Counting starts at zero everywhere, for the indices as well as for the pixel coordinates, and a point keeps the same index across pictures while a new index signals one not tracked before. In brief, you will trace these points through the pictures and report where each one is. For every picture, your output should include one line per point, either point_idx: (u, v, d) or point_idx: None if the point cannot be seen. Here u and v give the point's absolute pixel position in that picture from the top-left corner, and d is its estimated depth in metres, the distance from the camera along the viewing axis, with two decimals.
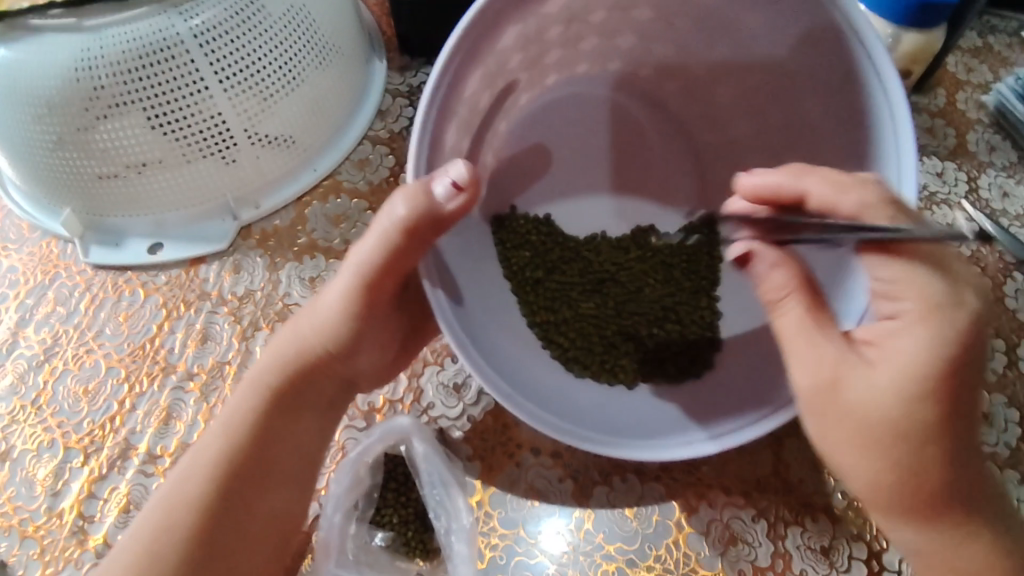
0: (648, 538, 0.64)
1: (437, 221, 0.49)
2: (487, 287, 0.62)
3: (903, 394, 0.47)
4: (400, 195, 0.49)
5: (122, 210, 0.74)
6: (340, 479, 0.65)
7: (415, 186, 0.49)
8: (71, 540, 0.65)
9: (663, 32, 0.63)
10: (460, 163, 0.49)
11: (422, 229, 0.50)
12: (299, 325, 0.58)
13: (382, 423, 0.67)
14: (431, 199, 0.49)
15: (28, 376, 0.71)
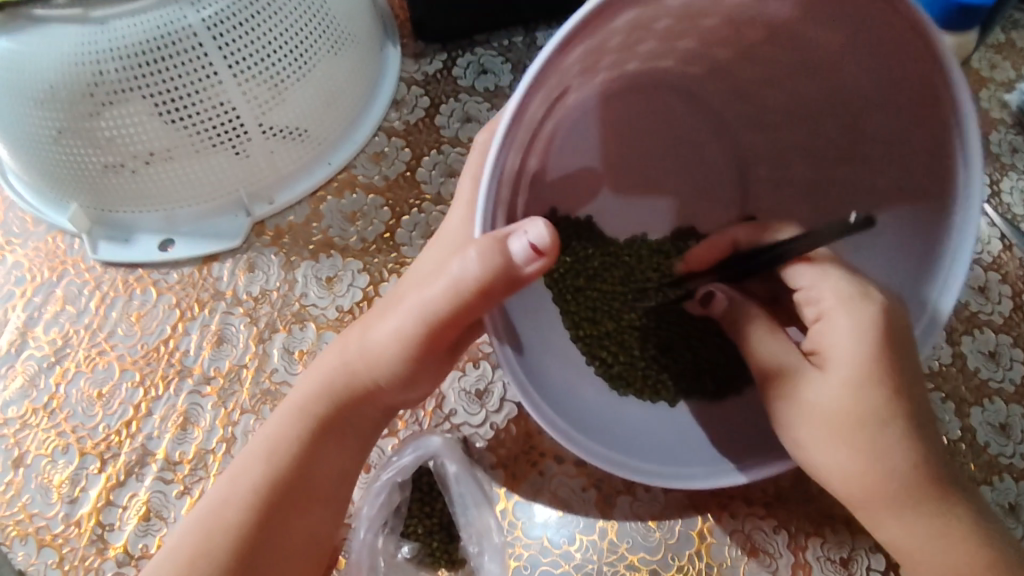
0: (671, 548, 0.65)
1: (513, 282, 0.49)
2: (535, 307, 0.62)
3: None
4: (476, 251, 0.48)
5: (129, 205, 0.71)
6: (371, 501, 0.65)
7: (493, 244, 0.47)
8: (91, 550, 0.64)
9: (711, 53, 0.61)
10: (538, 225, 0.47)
11: (496, 286, 0.49)
12: (348, 355, 0.60)
13: (413, 440, 0.67)
14: (510, 259, 0.47)
15: (39, 379, 0.70)
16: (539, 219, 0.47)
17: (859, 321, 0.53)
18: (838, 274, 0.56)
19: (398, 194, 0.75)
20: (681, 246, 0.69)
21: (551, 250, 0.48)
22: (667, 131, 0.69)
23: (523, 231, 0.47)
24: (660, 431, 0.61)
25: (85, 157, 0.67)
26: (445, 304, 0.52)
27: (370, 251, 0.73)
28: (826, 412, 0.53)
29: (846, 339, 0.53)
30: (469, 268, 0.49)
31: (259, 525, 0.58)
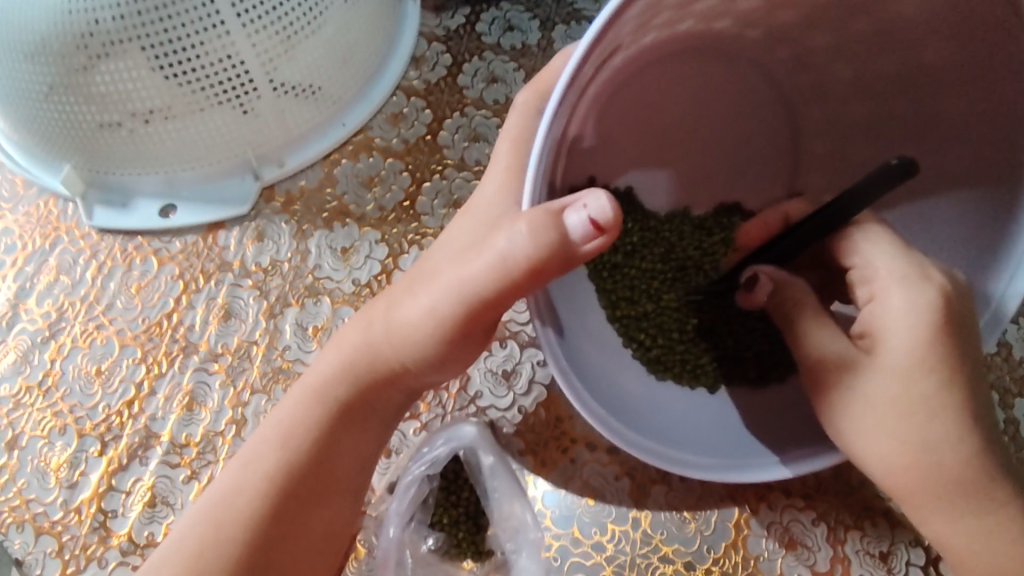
0: (707, 540, 0.62)
1: (569, 260, 0.44)
2: (575, 286, 0.59)
3: None
4: (528, 224, 0.44)
5: (128, 168, 0.65)
6: (400, 494, 0.61)
7: (549, 217, 0.43)
8: (93, 538, 0.59)
9: (766, 15, 0.56)
10: (601, 195, 0.43)
11: (550, 263, 0.44)
12: (373, 333, 0.54)
13: (444, 429, 0.63)
14: (566, 234, 0.43)
15: (33, 355, 0.65)
16: (601, 191, 0.43)
17: (913, 302, 0.49)
18: (892, 246, 0.52)
19: (419, 158, 0.70)
20: (724, 223, 0.65)
21: (614, 227, 0.43)
22: (700, 97, 0.63)
23: (582, 203, 0.43)
24: (704, 424, 0.57)
25: (80, 117, 0.61)
26: (495, 280, 0.47)
27: (388, 221, 0.68)
28: (876, 403, 0.49)
29: (899, 319, 0.49)
30: (518, 243, 0.45)
31: (270, 519, 0.51)
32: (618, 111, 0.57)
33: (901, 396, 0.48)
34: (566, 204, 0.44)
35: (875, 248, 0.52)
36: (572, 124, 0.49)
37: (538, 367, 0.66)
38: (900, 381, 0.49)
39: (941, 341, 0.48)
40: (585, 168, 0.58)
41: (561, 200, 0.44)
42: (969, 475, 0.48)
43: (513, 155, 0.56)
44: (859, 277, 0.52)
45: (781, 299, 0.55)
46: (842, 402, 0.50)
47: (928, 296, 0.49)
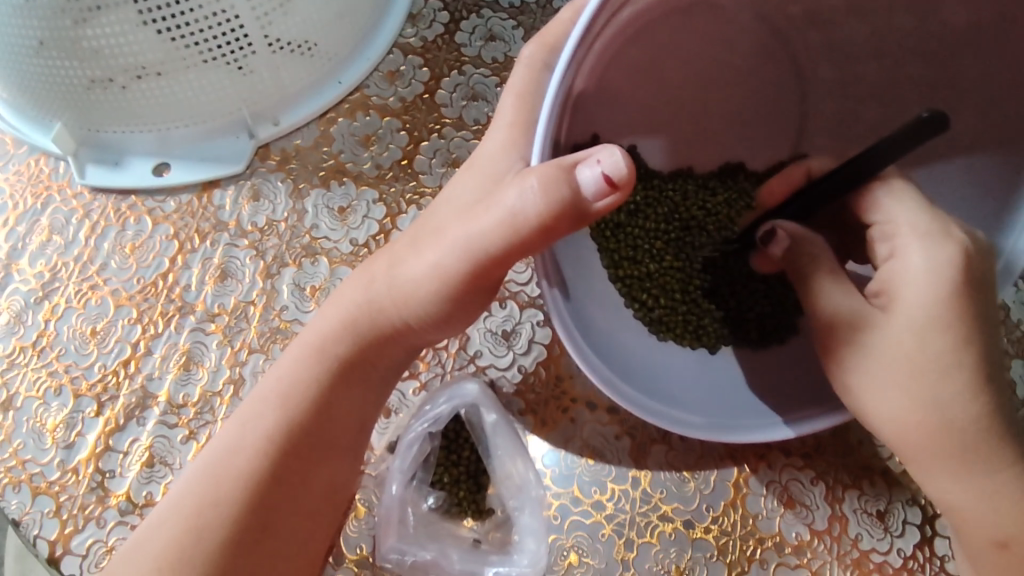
0: (707, 499, 0.62)
1: (581, 218, 0.44)
2: (579, 244, 0.58)
3: None
4: (540, 179, 0.43)
5: (119, 124, 0.64)
6: (402, 453, 0.61)
7: (562, 172, 0.43)
8: (90, 498, 0.59)
9: None
10: (613, 149, 0.43)
11: (561, 220, 0.44)
12: (375, 291, 0.53)
13: (446, 387, 0.63)
14: (579, 189, 0.43)
15: (26, 316, 0.64)
16: (614, 147, 0.43)
17: (933, 258, 0.48)
18: (918, 203, 0.51)
19: (416, 117, 0.69)
20: (728, 182, 0.65)
21: (627, 184, 0.43)
22: (720, 62, 0.62)
23: (596, 158, 0.43)
24: (704, 381, 0.58)
25: (70, 72, 0.59)
26: (504, 239, 0.46)
27: (386, 179, 0.67)
28: (879, 366, 0.49)
29: (918, 274, 0.49)
30: (528, 200, 0.44)
31: (269, 480, 0.50)
32: (628, 69, 0.56)
33: (913, 354, 0.48)
34: (578, 160, 0.43)
35: (901, 206, 0.51)
36: (579, 77, 0.49)
37: (537, 327, 0.65)
38: (916, 337, 0.48)
39: (957, 298, 0.48)
40: (590, 125, 0.57)
41: (574, 155, 0.44)
42: (971, 432, 0.48)
43: (518, 111, 0.55)
44: (881, 232, 0.52)
45: (796, 256, 0.55)
46: (853, 358, 0.50)
47: (951, 253, 0.48)
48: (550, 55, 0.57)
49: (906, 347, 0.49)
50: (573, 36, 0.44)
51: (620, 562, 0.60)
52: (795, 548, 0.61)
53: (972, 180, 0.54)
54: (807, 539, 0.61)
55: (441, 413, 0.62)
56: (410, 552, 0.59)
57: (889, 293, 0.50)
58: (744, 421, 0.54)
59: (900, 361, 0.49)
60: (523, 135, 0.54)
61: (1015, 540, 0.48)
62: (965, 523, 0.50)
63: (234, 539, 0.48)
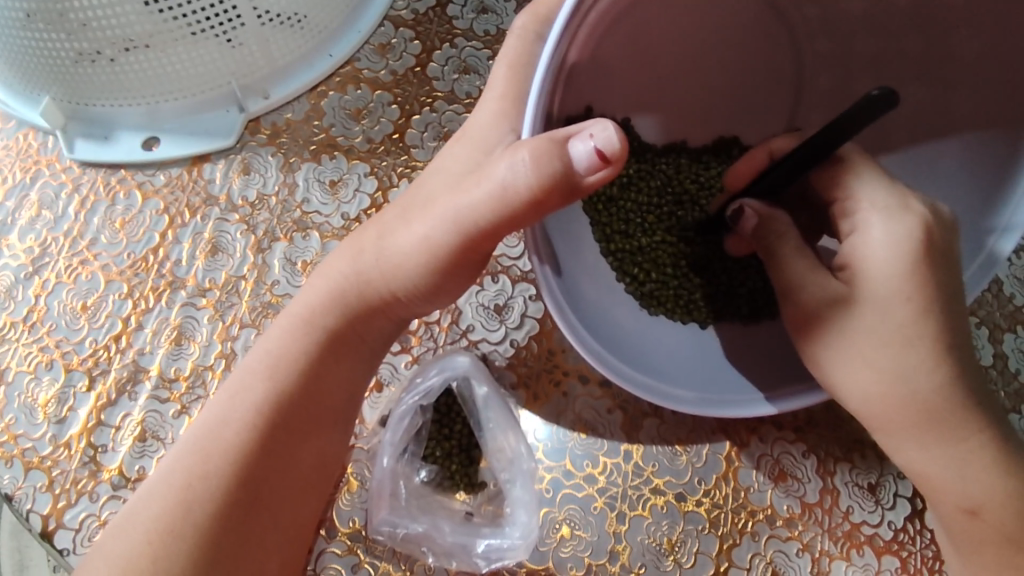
0: (698, 472, 0.62)
1: (572, 192, 0.44)
2: (570, 219, 0.58)
3: None
4: (531, 152, 0.43)
5: (107, 97, 0.63)
6: (394, 426, 0.61)
7: (554, 146, 0.42)
8: (83, 472, 0.58)
9: None
10: (607, 124, 0.42)
11: (553, 193, 0.44)
12: (364, 262, 0.53)
13: (437, 360, 0.63)
14: (571, 163, 0.42)
15: (16, 291, 0.64)
16: (608, 121, 0.42)
17: (893, 231, 0.49)
18: (876, 175, 0.51)
19: (407, 90, 0.69)
20: (722, 156, 0.64)
21: (619, 159, 0.43)
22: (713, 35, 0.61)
23: (588, 132, 0.42)
24: (692, 355, 0.58)
25: (57, 44, 0.59)
26: (493, 211, 0.46)
27: (377, 153, 0.67)
28: (862, 337, 0.49)
29: (880, 249, 0.49)
30: (520, 172, 0.44)
31: (260, 452, 0.50)
32: (623, 44, 0.56)
33: (894, 328, 0.48)
34: (570, 134, 0.43)
35: (858, 181, 0.51)
36: (572, 50, 0.48)
37: (530, 301, 0.65)
38: (905, 309, 0.48)
39: (931, 272, 0.48)
40: (582, 97, 0.57)
41: (566, 129, 0.43)
42: (957, 405, 0.48)
43: (509, 82, 0.55)
44: (844, 206, 0.52)
45: (765, 233, 0.54)
46: (828, 335, 0.50)
47: (911, 226, 0.48)
48: (541, 26, 0.56)
49: (882, 323, 0.48)
50: (565, 10, 0.44)
51: (612, 535, 0.60)
52: (786, 521, 0.61)
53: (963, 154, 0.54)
54: (798, 511, 0.61)
55: (434, 387, 0.62)
56: (401, 524, 0.59)
57: (855, 267, 0.50)
58: (730, 396, 0.54)
59: (875, 336, 0.48)
60: (514, 106, 0.53)
61: (985, 508, 0.49)
62: (946, 497, 0.51)
63: (225, 511, 0.48)
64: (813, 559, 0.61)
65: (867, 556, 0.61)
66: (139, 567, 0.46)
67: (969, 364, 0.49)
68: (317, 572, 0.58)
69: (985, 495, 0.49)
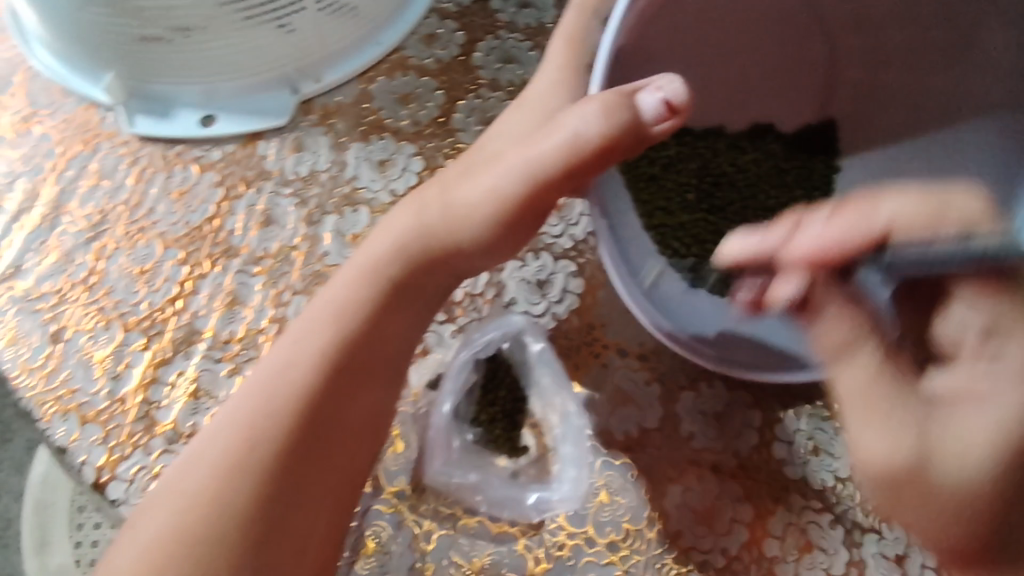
0: (734, 444, 0.62)
1: (640, 140, 0.49)
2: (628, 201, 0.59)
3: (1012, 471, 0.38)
4: (603, 105, 0.47)
5: (169, 76, 0.66)
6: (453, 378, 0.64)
7: (622, 99, 0.48)
8: (138, 427, 0.60)
9: None
10: (671, 81, 0.49)
11: (622, 142, 0.48)
12: (428, 215, 0.56)
13: (494, 318, 0.66)
14: (639, 113, 0.48)
15: (76, 255, 0.65)
16: (670, 77, 0.49)
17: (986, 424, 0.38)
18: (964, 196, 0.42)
19: (453, 77, 0.72)
20: (756, 142, 0.67)
21: (681, 110, 0.49)
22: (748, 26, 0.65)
23: (656, 87, 0.48)
24: (734, 327, 0.57)
25: (122, 27, 0.61)
26: (563, 163, 0.50)
27: (424, 135, 0.70)
28: (916, 519, 0.41)
29: (964, 434, 0.39)
30: (589, 123, 0.48)
31: (325, 393, 0.52)
32: (668, 28, 0.59)
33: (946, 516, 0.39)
34: (636, 88, 0.49)
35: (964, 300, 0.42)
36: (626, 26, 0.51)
37: (571, 278, 0.67)
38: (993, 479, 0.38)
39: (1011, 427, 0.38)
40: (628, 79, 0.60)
41: (632, 84, 0.49)
42: None
43: (565, 54, 0.58)
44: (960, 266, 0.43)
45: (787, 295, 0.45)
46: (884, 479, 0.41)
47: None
48: None
49: (955, 475, 0.39)
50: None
51: (649, 502, 0.60)
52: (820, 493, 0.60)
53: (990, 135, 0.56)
54: (832, 485, 0.60)
55: (489, 345, 0.65)
56: (454, 475, 0.61)
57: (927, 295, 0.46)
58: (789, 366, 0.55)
59: (959, 496, 0.39)
60: (567, 76, 0.57)
61: None
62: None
63: (289, 448, 0.50)
64: (847, 531, 0.59)
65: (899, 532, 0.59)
66: (201, 501, 0.48)
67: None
68: (362, 526, 0.59)
69: None
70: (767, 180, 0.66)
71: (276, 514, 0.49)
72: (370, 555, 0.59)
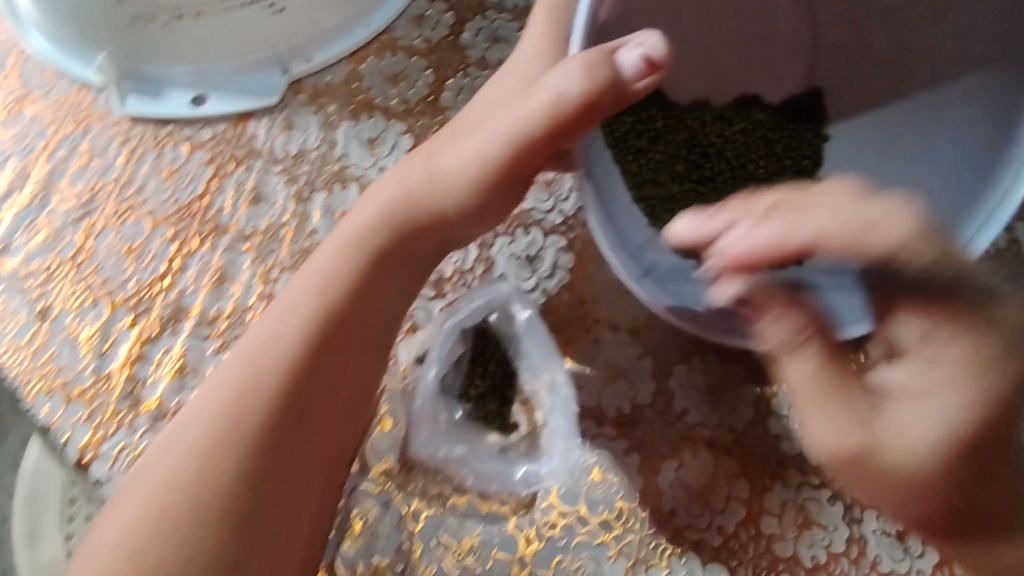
0: (730, 419, 0.62)
1: (621, 97, 0.50)
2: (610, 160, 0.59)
3: (931, 452, 0.41)
4: (584, 62, 0.49)
5: (161, 55, 0.66)
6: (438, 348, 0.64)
7: (604, 56, 0.49)
8: (124, 404, 0.59)
9: None
10: (649, 36, 0.50)
11: (604, 98, 0.50)
12: (411, 184, 0.56)
13: (482, 288, 0.65)
14: (619, 69, 0.49)
15: (64, 234, 0.66)
16: (650, 32, 0.50)
17: (928, 420, 0.41)
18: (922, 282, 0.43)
19: (442, 57, 0.72)
20: (743, 113, 0.67)
21: (661, 65, 0.50)
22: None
23: (635, 43, 0.49)
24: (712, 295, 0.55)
25: (120, 12, 0.63)
26: (545, 125, 0.51)
27: (413, 113, 0.70)
28: (871, 488, 0.45)
29: (903, 425, 0.42)
30: (571, 81, 0.49)
31: (309, 365, 0.51)
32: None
33: (885, 481, 0.44)
34: (616, 46, 0.50)
35: (909, 329, 0.43)
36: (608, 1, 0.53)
37: (560, 253, 0.66)
38: (941, 448, 0.41)
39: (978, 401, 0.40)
40: None
41: (612, 42, 0.50)
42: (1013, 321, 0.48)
43: (550, 23, 0.58)
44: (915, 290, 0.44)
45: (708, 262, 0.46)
46: (852, 462, 0.45)
47: (980, 388, 0.40)
48: None
49: (907, 441, 0.42)
50: None
51: (644, 478, 0.60)
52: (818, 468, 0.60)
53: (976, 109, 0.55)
54: None
55: (473, 316, 0.65)
56: (440, 449, 0.61)
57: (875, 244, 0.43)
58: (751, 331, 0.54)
59: (912, 483, 0.42)
60: (553, 45, 0.57)
61: None
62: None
63: (270, 425, 0.49)
64: (848, 505, 0.58)
65: None
66: (186, 481, 0.47)
67: (1009, 449, 0.42)
68: (349, 506, 0.59)
69: None
70: (755, 150, 0.66)
71: (264, 489, 0.48)
72: (356, 535, 0.59)
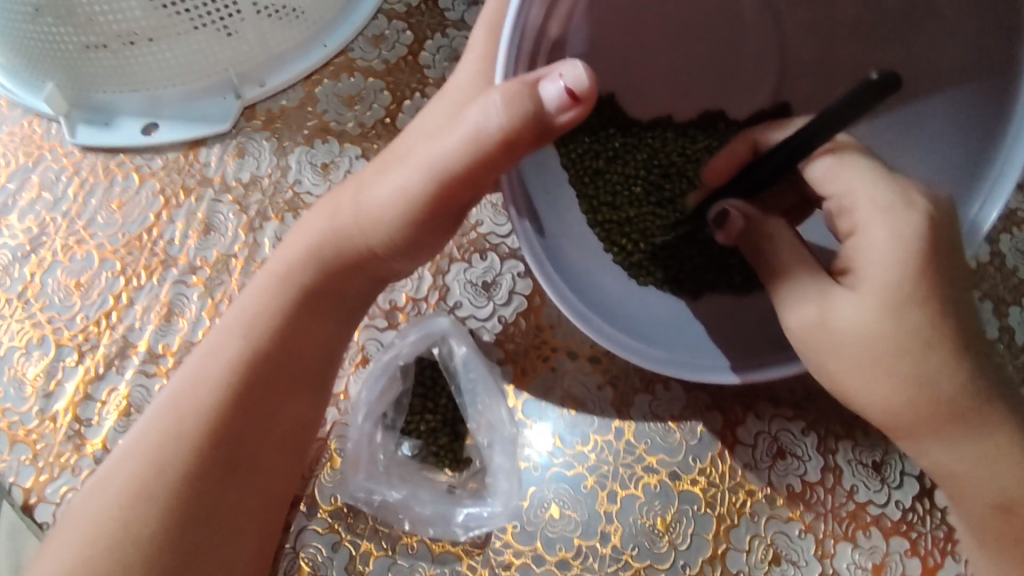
0: (692, 450, 0.59)
1: (543, 131, 0.45)
2: (548, 182, 0.57)
3: (886, 305, 0.42)
4: (503, 95, 0.44)
5: (108, 85, 0.65)
6: (371, 386, 0.61)
7: (525, 88, 0.43)
8: (67, 446, 0.59)
9: None
10: (577, 65, 0.43)
11: (524, 134, 0.45)
12: (341, 218, 0.54)
13: (416, 323, 0.63)
14: (542, 104, 0.44)
15: (13, 269, 0.65)
16: (575, 60, 0.44)
17: (896, 235, 0.42)
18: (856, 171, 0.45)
19: (399, 78, 0.70)
20: (708, 130, 0.63)
21: (589, 98, 0.44)
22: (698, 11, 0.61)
23: (558, 73, 0.43)
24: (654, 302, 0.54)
25: (65, 38, 0.60)
26: (467, 161, 0.48)
27: (369, 137, 0.68)
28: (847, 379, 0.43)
29: (882, 254, 0.42)
30: (492, 116, 0.45)
31: (234, 408, 0.50)
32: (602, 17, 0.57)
33: (869, 348, 0.42)
34: (540, 76, 0.44)
35: (835, 168, 0.45)
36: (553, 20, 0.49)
37: (518, 278, 0.64)
38: (891, 317, 0.42)
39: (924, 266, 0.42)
40: None
41: (536, 71, 0.44)
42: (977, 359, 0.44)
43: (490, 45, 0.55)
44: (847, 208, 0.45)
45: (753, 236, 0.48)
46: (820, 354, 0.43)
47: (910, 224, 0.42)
48: None
49: (862, 317, 0.42)
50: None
51: (602, 515, 0.58)
52: (787, 501, 0.58)
53: (949, 106, 0.52)
54: (799, 491, 0.58)
55: (409, 350, 0.62)
56: (378, 491, 0.59)
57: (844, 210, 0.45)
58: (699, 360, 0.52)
59: (873, 346, 0.42)
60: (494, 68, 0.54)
61: (1018, 504, 0.43)
62: (971, 491, 0.44)
63: (194, 475, 0.48)
64: (817, 540, 0.57)
65: (874, 538, 0.57)
66: (107, 531, 0.46)
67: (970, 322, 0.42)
68: (295, 549, 0.57)
69: (1017, 490, 0.43)
70: None
71: (190, 538, 0.47)
72: None
